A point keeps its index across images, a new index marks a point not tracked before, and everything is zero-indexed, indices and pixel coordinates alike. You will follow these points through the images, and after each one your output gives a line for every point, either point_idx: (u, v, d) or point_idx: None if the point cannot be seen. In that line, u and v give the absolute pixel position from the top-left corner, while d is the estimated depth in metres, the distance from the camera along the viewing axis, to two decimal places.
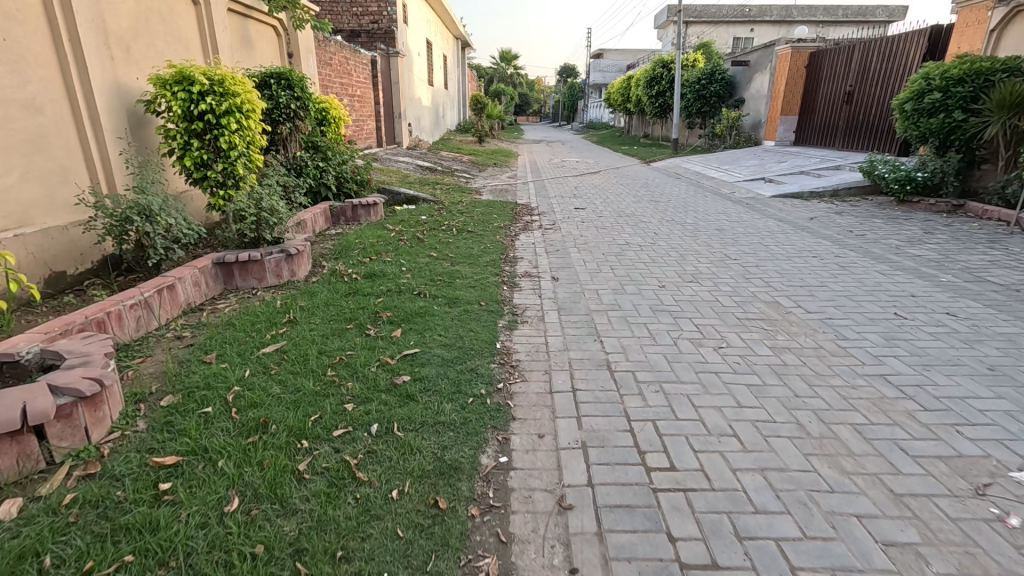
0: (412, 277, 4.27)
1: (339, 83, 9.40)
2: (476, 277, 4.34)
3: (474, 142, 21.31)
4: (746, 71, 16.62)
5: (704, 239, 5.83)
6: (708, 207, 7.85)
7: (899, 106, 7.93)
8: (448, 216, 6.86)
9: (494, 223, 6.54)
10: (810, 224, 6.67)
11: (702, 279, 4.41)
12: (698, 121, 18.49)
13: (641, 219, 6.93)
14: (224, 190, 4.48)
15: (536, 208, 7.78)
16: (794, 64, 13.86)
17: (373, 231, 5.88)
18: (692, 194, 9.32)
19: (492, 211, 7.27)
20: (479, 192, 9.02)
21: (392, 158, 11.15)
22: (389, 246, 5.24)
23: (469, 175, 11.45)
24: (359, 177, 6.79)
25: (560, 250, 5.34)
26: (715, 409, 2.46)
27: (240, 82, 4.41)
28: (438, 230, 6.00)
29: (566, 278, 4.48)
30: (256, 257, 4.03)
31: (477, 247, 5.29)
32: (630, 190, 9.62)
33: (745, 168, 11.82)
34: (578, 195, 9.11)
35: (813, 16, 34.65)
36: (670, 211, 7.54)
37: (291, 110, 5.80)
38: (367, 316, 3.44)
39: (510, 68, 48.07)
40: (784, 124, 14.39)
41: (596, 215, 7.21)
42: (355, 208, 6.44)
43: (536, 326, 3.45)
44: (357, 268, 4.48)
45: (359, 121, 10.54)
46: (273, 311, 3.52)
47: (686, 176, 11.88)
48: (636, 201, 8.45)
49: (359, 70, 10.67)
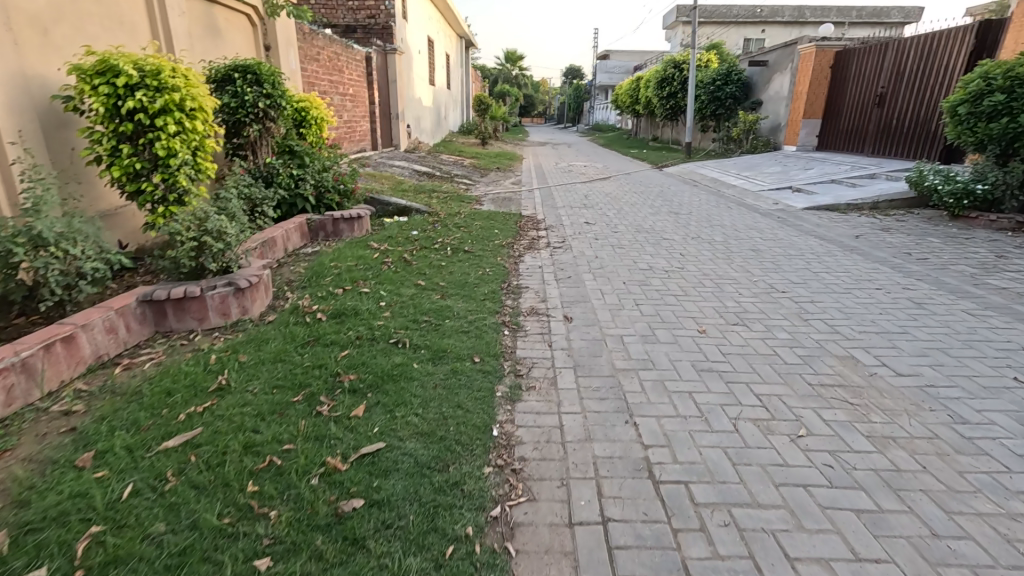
0: (391, 317, 3.46)
1: (327, 80, 8.60)
2: (471, 317, 3.52)
3: (476, 144, 20.53)
4: (763, 71, 15.76)
5: (740, 263, 4.99)
6: (736, 221, 7.02)
7: (950, 109, 7.08)
8: (443, 230, 6.05)
9: (495, 240, 5.73)
10: (858, 244, 5.82)
11: (749, 321, 3.58)
12: (712, 123, 17.64)
13: (662, 236, 6.11)
14: (165, 206, 3.68)
15: (542, 221, 6.97)
16: (818, 64, 13.02)
17: (354, 251, 5.06)
18: (714, 204, 8.47)
19: (494, 224, 6.46)
20: (480, 201, 8.21)
21: (387, 162, 10.35)
22: (370, 272, 4.43)
23: (469, 180, 10.64)
24: (342, 187, 5.98)
25: (572, 276, 4.52)
26: (822, 566, 1.62)
27: (182, 74, 3.59)
28: (430, 250, 5.18)
29: (581, 316, 3.65)
30: (193, 293, 3.22)
31: (475, 273, 4.47)
32: (644, 200, 8.78)
33: (768, 175, 10.96)
34: (589, 204, 8.28)
35: (826, 17, 33.74)
36: (693, 226, 6.71)
37: (259, 109, 4.99)
38: (324, 380, 2.62)
39: (515, 69, 47.37)
40: (806, 127, 13.50)
41: (610, 230, 6.38)
42: (336, 222, 5.65)
43: (546, 395, 2.62)
44: (326, 303, 3.66)
45: (351, 122, 9.75)
46: (202, 371, 2.69)
47: (703, 183, 11.04)
48: (654, 212, 7.61)
49: (352, 67, 9.87)
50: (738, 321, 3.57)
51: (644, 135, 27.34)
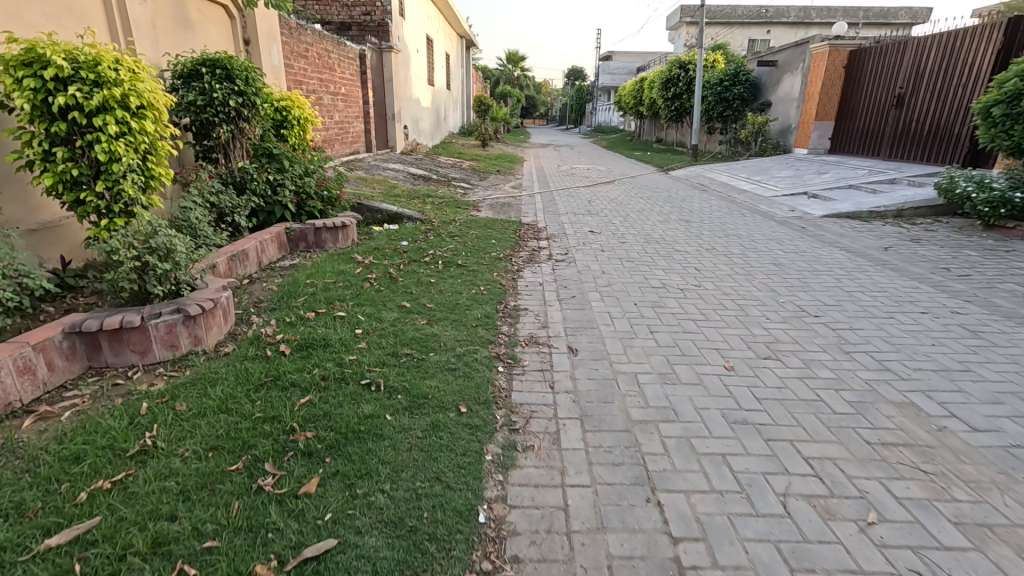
0: (366, 349, 2.98)
1: (316, 78, 8.13)
2: (460, 348, 3.03)
3: (477, 146, 20.04)
4: (772, 72, 15.26)
5: (763, 280, 4.50)
6: (752, 230, 6.52)
7: (983, 111, 6.58)
8: (435, 241, 5.56)
9: (492, 251, 5.24)
10: (889, 257, 5.32)
11: (783, 355, 3.08)
12: (718, 125, 17.15)
13: (674, 247, 5.62)
14: (110, 219, 3.18)
15: (544, 230, 6.48)
16: (831, 64, 12.54)
17: (334, 265, 4.59)
18: (726, 211, 7.98)
19: (491, 233, 5.97)
20: (477, 207, 7.73)
21: (381, 165, 9.88)
22: (349, 290, 3.95)
23: (467, 184, 10.15)
24: (324, 194, 5.50)
25: (576, 296, 4.04)
26: None
27: (127, 67, 3.10)
28: (419, 263, 4.70)
29: (588, 347, 3.16)
30: (132, 322, 2.73)
31: (467, 291, 3.99)
32: (652, 206, 8.30)
33: (780, 179, 10.47)
34: (593, 211, 7.79)
35: (833, 18, 33.22)
36: (707, 235, 6.22)
37: (230, 108, 4.51)
38: (274, 440, 2.13)
39: (517, 70, 46.89)
40: (819, 130, 13.01)
41: (617, 240, 5.90)
42: (318, 231, 5.17)
43: (547, 460, 2.13)
44: (293, 331, 3.18)
45: (342, 123, 9.28)
46: (128, 425, 2.20)
47: (713, 188, 10.54)
48: (663, 220, 7.12)
49: (344, 66, 9.40)
50: (770, 355, 3.07)
51: (648, 137, 26.89)
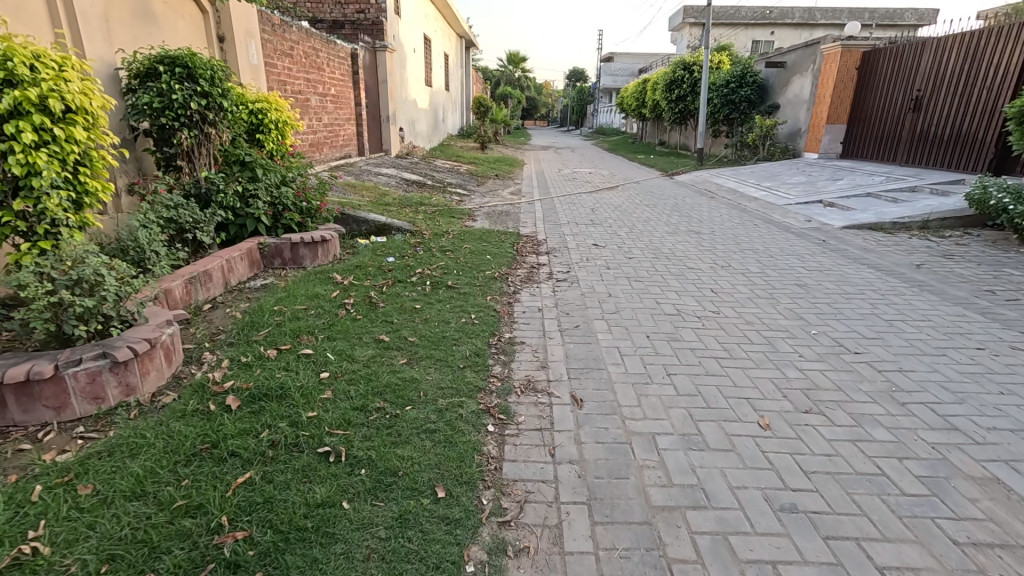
0: (330, 401, 2.50)
1: (302, 78, 7.67)
2: (442, 399, 2.55)
3: (476, 148, 19.56)
4: (780, 73, 14.79)
5: (788, 306, 4.02)
6: (769, 244, 6.05)
7: (1018, 115, 6.09)
8: (423, 256, 5.10)
9: (486, 269, 4.77)
10: (922, 276, 4.85)
11: (826, 408, 2.60)
12: (724, 128, 16.68)
13: (687, 264, 5.14)
14: (31, 243, 2.68)
15: (544, 243, 6.02)
16: (843, 65, 12.06)
17: (309, 287, 4.11)
18: (738, 221, 7.51)
19: (486, 248, 5.50)
20: (473, 216, 7.26)
21: (373, 169, 9.42)
22: (321, 320, 3.47)
23: (463, 190, 9.69)
24: (302, 205, 5.01)
25: (580, 326, 3.57)
26: None
27: (48, 64, 2.63)
28: (404, 285, 4.23)
29: (595, 395, 2.68)
30: (44, 372, 2.25)
31: (455, 321, 3.51)
32: (658, 215, 7.83)
33: (791, 186, 10.00)
34: (596, 220, 7.32)
35: (838, 20, 32.81)
36: (721, 250, 5.74)
37: (193, 112, 4.03)
38: (192, 546, 1.64)
39: (518, 71, 46.45)
40: (830, 133, 12.53)
41: (624, 255, 5.43)
42: (295, 246, 4.72)
43: (546, 571, 1.65)
44: (247, 376, 2.70)
45: (332, 126, 8.82)
46: (8, 520, 1.72)
47: (721, 195, 10.08)
48: (672, 232, 6.65)
49: (334, 66, 8.94)
50: (811, 408, 2.58)
51: (650, 139, 26.45)
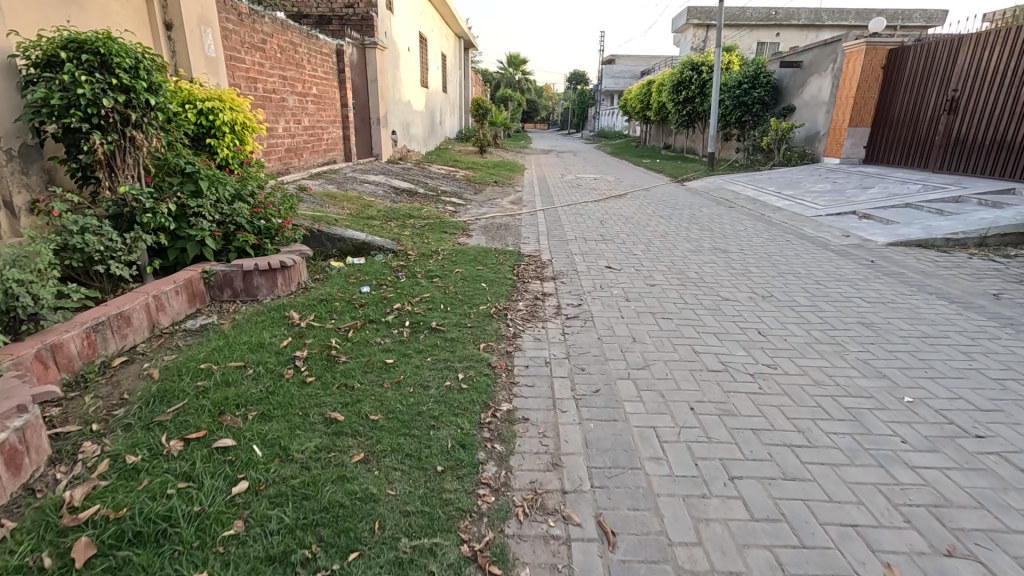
0: (237, 544, 1.66)
1: (276, 75, 6.86)
2: (406, 539, 1.71)
3: (475, 152, 18.75)
4: (795, 73, 13.97)
5: (860, 358, 3.18)
6: (809, 265, 5.22)
7: None
8: (406, 284, 4.27)
9: (481, 303, 3.93)
10: (1007, 310, 4.01)
11: (978, 548, 1.75)
12: (735, 131, 15.88)
13: (720, 294, 4.31)
14: None
15: (549, 264, 5.19)
16: (868, 64, 11.23)
17: (257, 331, 3.27)
18: (766, 235, 6.68)
19: (481, 273, 4.67)
20: (467, 230, 6.43)
21: (360, 176, 8.60)
22: (258, 385, 2.62)
23: (460, 199, 8.88)
24: (257, 223, 4.19)
25: (599, 392, 2.72)
26: None
27: None
28: (377, 327, 3.40)
29: (633, 523, 1.84)
30: None
31: (436, 387, 2.67)
32: (676, 228, 7.01)
33: (816, 194, 9.18)
34: (606, 236, 6.48)
35: (845, 20, 32.09)
36: (756, 273, 4.91)
37: (109, 111, 3.18)
38: None
39: (518, 74, 45.83)
40: (852, 137, 11.69)
41: (643, 282, 4.60)
42: (248, 274, 3.90)
43: None
44: (126, 493, 1.85)
45: (312, 128, 8.02)
46: None
47: (739, 204, 9.25)
48: (695, 250, 5.82)
49: (316, 62, 8.12)
50: (957, 549, 1.74)
51: (655, 143, 25.63)
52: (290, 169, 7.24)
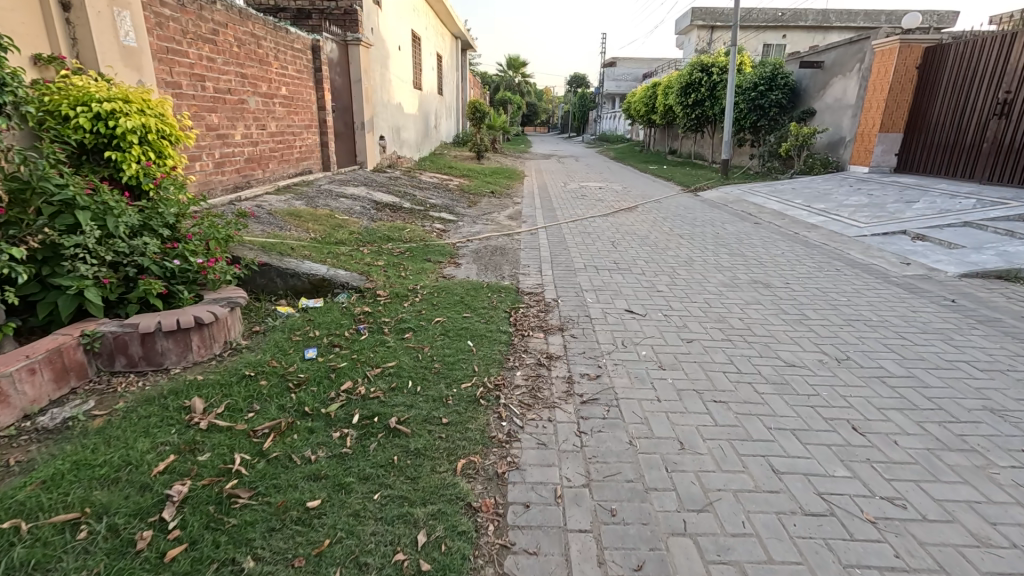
0: None
1: (232, 72, 5.83)
2: None
3: (472, 158, 17.75)
4: (815, 74, 12.98)
5: (1020, 482, 2.15)
6: (878, 308, 4.20)
7: None
8: (366, 342, 3.25)
9: (464, 375, 2.88)
10: None
11: None
12: (749, 135, 14.89)
13: (780, 357, 3.29)
14: None
15: (555, 307, 4.15)
16: (901, 64, 10.25)
17: (131, 438, 2.22)
18: (810, 262, 5.66)
19: (468, 322, 3.64)
20: (455, 257, 5.41)
21: (336, 188, 7.57)
22: (83, 570, 1.58)
23: (451, 214, 7.87)
24: (168, 264, 3.16)
25: (646, 573, 1.69)
26: None
27: None
28: (311, 427, 2.37)
29: None
30: None
31: (379, 569, 1.64)
32: (702, 253, 5.98)
33: (852, 209, 8.17)
34: (620, 263, 5.46)
35: (852, 22, 31.19)
36: (815, 322, 3.90)
37: None
38: None
39: (518, 76, 44.97)
40: (883, 144, 10.70)
41: (677, 335, 3.58)
42: (148, 337, 2.86)
43: None
44: None
45: (281, 134, 7.01)
46: None
47: (765, 220, 8.23)
48: (732, 284, 4.80)
49: (286, 58, 7.08)
50: None
51: (660, 148, 24.66)
52: (251, 182, 6.29)
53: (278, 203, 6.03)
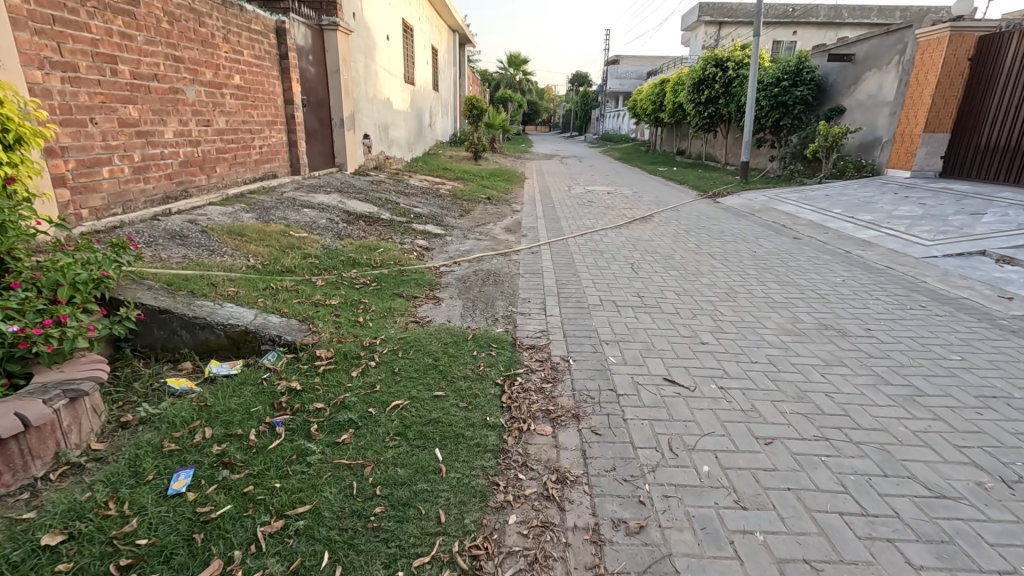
0: None
1: (161, 53, 4.68)
2: None
3: (468, 158, 16.62)
4: (845, 68, 11.79)
5: None
6: (1014, 375, 3.03)
7: None
8: (278, 454, 2.10)
9: (420, 534, 1.74)
10: None
11: None
12: (768, 135, 13.72)
13: (918, 480, 2.13)
14: None
15: (566, 371, 3.00)
16: (951, 57, 9.10)
17: None
18: (882, 294, 4.51)
19: (439, 407, 2.49)
20: (435, 289, 4.27)
21: (303, 195, 6.42)
22: None
23: (439, 227, 6.74)
24: None
25: None
26: None
27: None
28: None
29: None
30: None
31: None
32: (744, 281, 4.83)
33: (906, 221, 7.01)
34: (646, 297, 4.30)
35: (866, 18, 30.01)
36: (936, 402, 2.73)
37: None
38: None
39: (519, 74, 43.83)
40: (927, 145, 9.54)
41: (748, 432, 2.42)
42: None
43: None
44: None
45: (233, 131, 5.85)
46: None
47: (805, 234, 7.08)
48: (797, 332, 3.64)
49: (239, 40, 5.92)
50: None
51: (667, 148, 23.55)
52: (191, 191, 5.15)
53: (220, 217, 4.90)
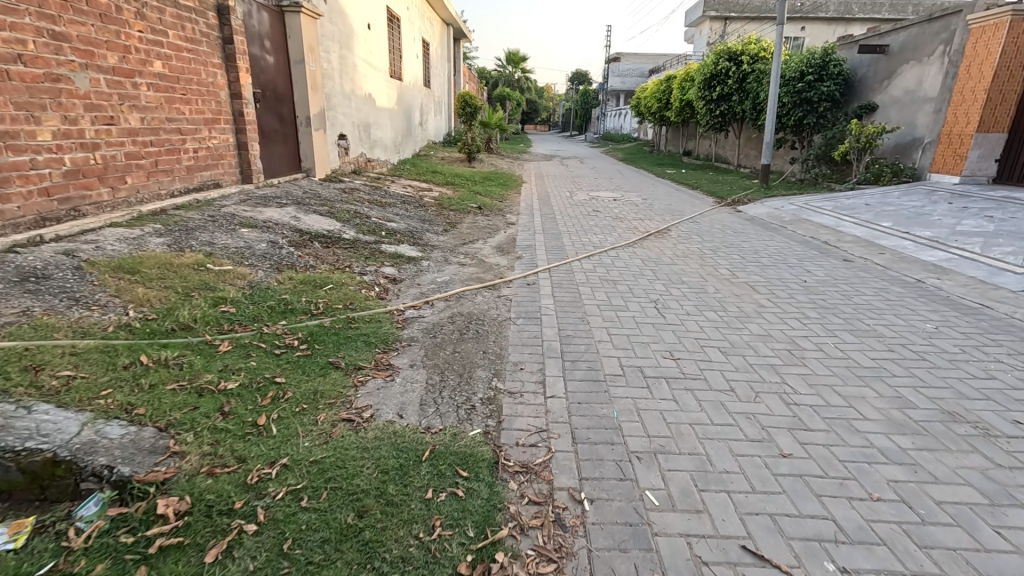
0: None
1: (31, 27, 3.50)
2: None
3: (461, 160, 15.45)
4: (878, 60, 10.59)
5: None
6: None
7: None
8: None
9: None
10: None
11: None
12: (789, 135, 12.52)
13: None
14: None
15: (578, 532, 1.80)
16: (1011, 46, 7.93)
17: None
18: (999, 351, 3.34)
19: None
20: (388, 351, 3.08)
21: (247, 210, 5.25)
22: None
23: (414, 247, 5.56)
24: None
25: None
26: None
27: None
28: None
29: None
30: None
31: None
32: (807, 331, 3.65)
33: (979, 239, 5.83)
34: (683, 361, 3.10)
35: (877, 14, 28.82)
36: None
37: None
38: None
39: (517, 73, 42.73)
40: (980, 147, 8.41)
41: None
42: None
43: None
44: None
45: (152, 131, 4.67)
46: None
47: (855, 254, 5.91)
48: (918, 431, 2.45)
49: (160, 17, 4.74)
50: None
51: (672, 149, 22.38)
52: (83, 210, 3.98)
53: (115, 244, 3.71)
